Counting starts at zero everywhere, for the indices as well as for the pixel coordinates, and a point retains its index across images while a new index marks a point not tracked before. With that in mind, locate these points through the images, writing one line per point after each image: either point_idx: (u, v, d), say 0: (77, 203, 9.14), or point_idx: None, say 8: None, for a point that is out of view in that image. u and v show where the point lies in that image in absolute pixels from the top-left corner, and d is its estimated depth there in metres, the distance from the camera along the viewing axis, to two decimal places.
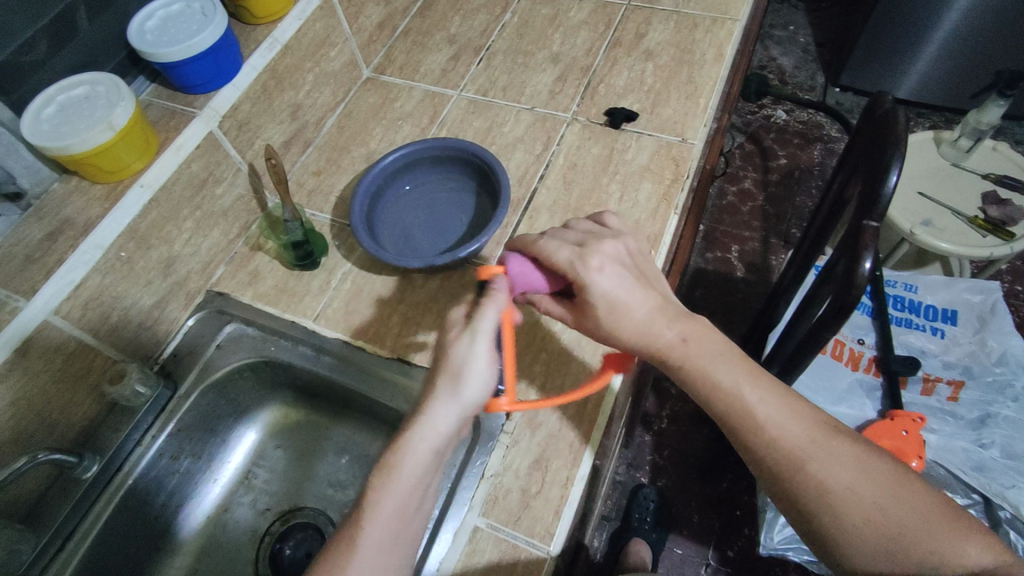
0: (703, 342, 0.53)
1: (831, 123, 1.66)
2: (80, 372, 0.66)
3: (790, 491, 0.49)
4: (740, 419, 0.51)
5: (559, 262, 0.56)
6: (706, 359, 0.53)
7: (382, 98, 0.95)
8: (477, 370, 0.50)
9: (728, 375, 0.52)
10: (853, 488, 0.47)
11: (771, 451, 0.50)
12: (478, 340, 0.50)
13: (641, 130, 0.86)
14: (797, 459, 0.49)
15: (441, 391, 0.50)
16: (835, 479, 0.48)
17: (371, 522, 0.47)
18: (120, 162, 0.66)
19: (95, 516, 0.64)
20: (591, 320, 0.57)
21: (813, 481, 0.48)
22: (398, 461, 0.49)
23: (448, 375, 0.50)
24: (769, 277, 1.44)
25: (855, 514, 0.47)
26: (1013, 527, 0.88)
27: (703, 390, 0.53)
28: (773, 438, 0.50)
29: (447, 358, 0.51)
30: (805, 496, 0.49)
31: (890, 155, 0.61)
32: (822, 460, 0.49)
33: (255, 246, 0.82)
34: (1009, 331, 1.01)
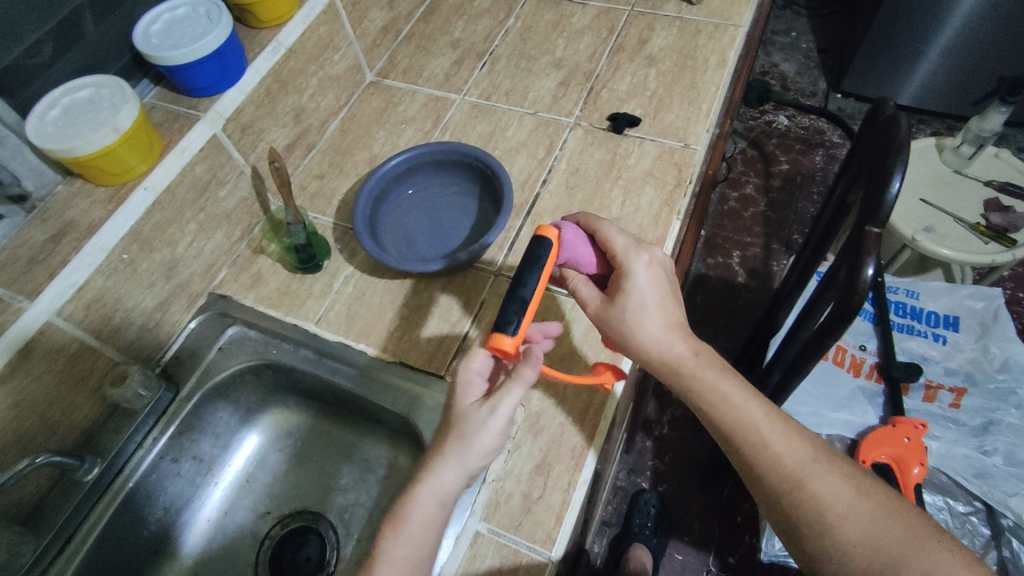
0: (709, 360, 0.55)
1: (833, 129, 1.67)
2: (82, 374, 0.66)
3: (786, 506, 0.51)
4: (742, 436, 0.53)
5: (616, 244, 0.57)
6: (712, 377, 0.54)
7: (385, 101, 0.95)
8: (485, 439, 0.51)
9: (732, 392, 0.54)
10: (847, 503, 0.49)
11: (770, 467, 0.51)
12: (492, 409, 0.51)
13: (643, 136, 0.86)
14: (795, 476, 0.50)
15: (449, 454, 0.51)
16: (830, 495, 0.50)
17: (384, 566, 0.48)
18: (125, 164, 0.66)
19: (95, 519, 0.64)
20: (619, 309, 0.56)
21: (810, 496, 0.50)
22: (409, 510, 0.50)
23: (458, 440, 0.51)
24: (771, 282, 1.44)
25: (847, 527, 0.48)
26: (1016, 535, 0.90)
27: (708, 408, 0.54)
28: (773, 454, 0.51)
29: (462, 420, 0.52)
30: (801, 512, 0.50)
31: (893, 161, 0.61)
32: (818, 476, 0.50)
33: (257, 249, 0.82)
34: (1012, 338, 1.01)
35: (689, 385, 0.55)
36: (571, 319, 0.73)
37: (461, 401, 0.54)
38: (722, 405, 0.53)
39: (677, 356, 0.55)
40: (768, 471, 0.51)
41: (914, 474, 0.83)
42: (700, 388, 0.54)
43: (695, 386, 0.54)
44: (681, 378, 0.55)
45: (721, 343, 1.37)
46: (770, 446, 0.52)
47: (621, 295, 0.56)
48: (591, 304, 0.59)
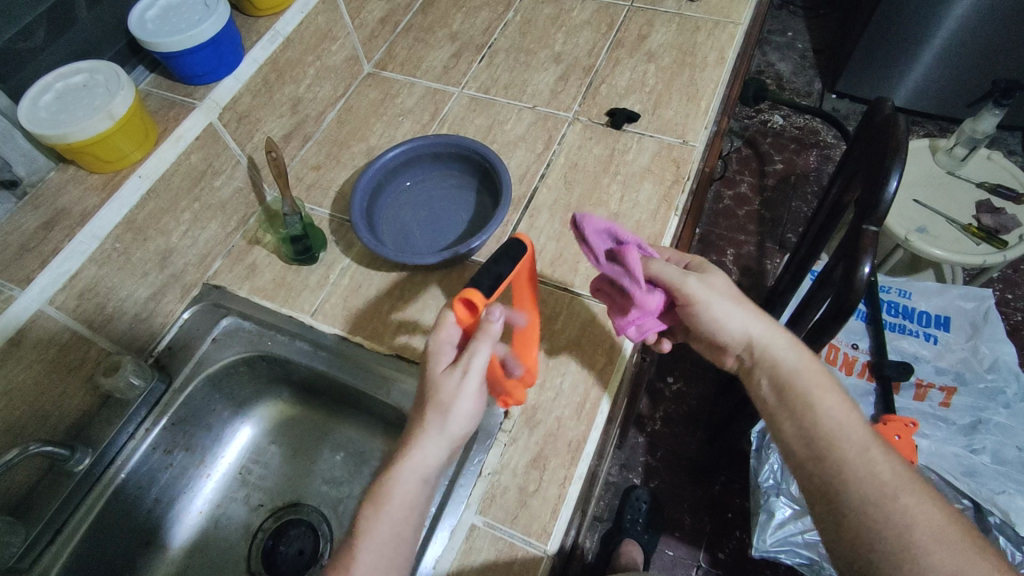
0: (811, 357, 0.57)
1: (828, 128, 1.67)
2: (74, 364, 0.65)
3: (870, 517, 0.48)
4: (840, 437, 0.51)
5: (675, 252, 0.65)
6: (806, 376, 0.55)
7: (382, 93, 0.95)
8: (464, 405, 0.50)
9: (825, 389, 0.54)
10: (943, 530, 0.46)
11: (864, 472, 0.49)
12: (467, 377, 0.50)
13: (642, 132, 0.86)
14: (889, 486, 0.48)
15: (430, 425, 0.50)
16: (924, 517, 0.47)
17: (365, 546, 0.47)
18: (118, 152, 0.65)
19: (85, 511, 0.63)
20: (715, 281, 0.58)
21: (898, 508, 0.47)
22: (391, 486, 0.49)
23: (435, 408, 0.50)
24: (764, 281, 1.45)
25: (938, 550, 0.45)
26: (1002, 532, 0.89)
27: (801, 399, 0.54)
28: (868, 464, 0.50)
29: (435, 390, 0.51)
30: (886, 525, 0.47)
31: (891, 161, 0.62)
32: (912, 495, 0.48)
33: (252, 239, 0.81)
34: (1001, 338, 1.03)
35: (793, 372, 0.56)
36: (569, 314, 0.73)
37: (432, 370, 0.52)
38: (825, 404, 0.53)
39: (777, 340, 0.57)
40: (858, 476, 0.49)
41: None
42: (798, 377, 0.55)
43: (797, 375, 0.55)
44: (783, 369, 0.56)
45: None
46: (867, 453, 0.50)
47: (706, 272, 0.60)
48: (690, 277, 0.58)
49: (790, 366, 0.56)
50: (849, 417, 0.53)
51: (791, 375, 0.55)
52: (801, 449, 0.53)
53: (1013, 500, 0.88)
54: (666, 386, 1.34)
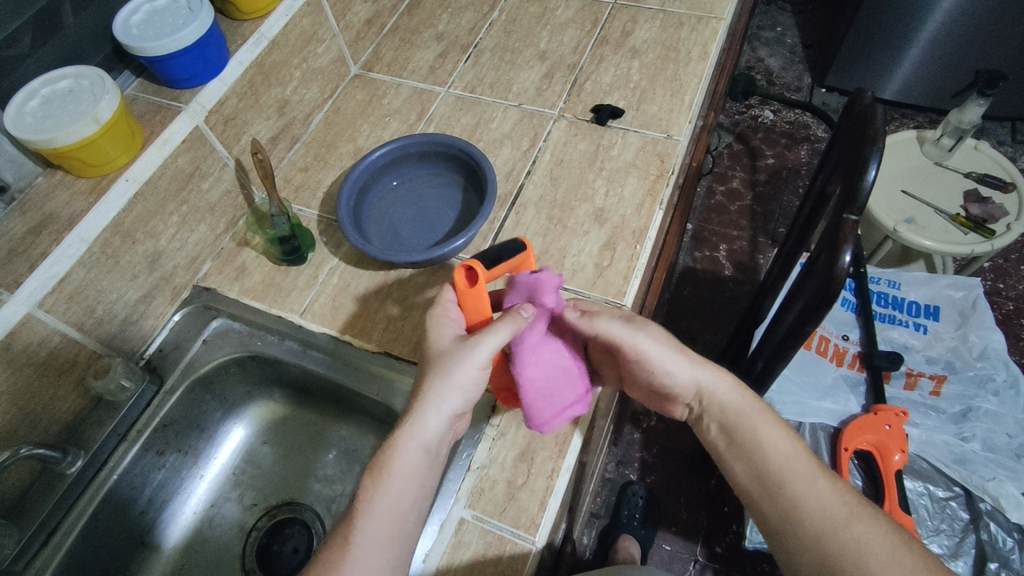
0: (754, 397, 0.59)
1: (818, 123, 1.68)
2: (65, 367, 0.66)
3: (825, 551, 0.51)
4: (784, 474, 0.55)
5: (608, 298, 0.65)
6: (756, 418, 0.58)
7: (369, 94, 0.95)
8: (467, 375, 0.53)
9: (768, 426, 0.57)
10: (892, 551, 0.49)
11: (815, 505, 0.52)
12: (476, 349, 0.53)
13: (626, 127, 0.86)
14: (839, 515, 0.51)
15: (439, 392, 0.53)
16: (873, 543, 0.49)
17: (366, 512, 0.49)
18: (105, 156, 0.66)
19: (78, 512, 0.64)
20: (650, 334, 0.60)
21: (849, 541, 0.50)
22: (390, 458, 0.51)
23: (440, 374, 0.53)
24: (757, 275, 1.46)
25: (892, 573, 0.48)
26: (993, 518, 0.93)
27: (748, 440, 0.57)
28: (817, 496, 0.53)
29: (441, 361, 0.54)
30: (840, 555, 0.50)
31: (869, 150, 0.63)
32: (862, 522, 0.51)
33: (241, 241, 0.82)
34: (989, 327, 1.03)
35: (737, 412, 0.58)
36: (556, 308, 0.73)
37: (438, 343, 0.56)
38: (771, 440, 0.56)
39: (721, 383, 0.60)
40: (809, 512, 0.52)
41: (896, 460, 0.90)
42: (743, 418, 0.58)
43: (740, 414, 0.58)
44: (729, 408, 0.59)
45: (709, 336, 1.39)
46: (810, 484, 0.53)
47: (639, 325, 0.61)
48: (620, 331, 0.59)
49: (734, 407, 0.59)
50: (787, 449, 0.56)
51: (736, 416, 0.58)
52: (755, 488, 0.56)
53: (1003, 487, 0.90)
54: None
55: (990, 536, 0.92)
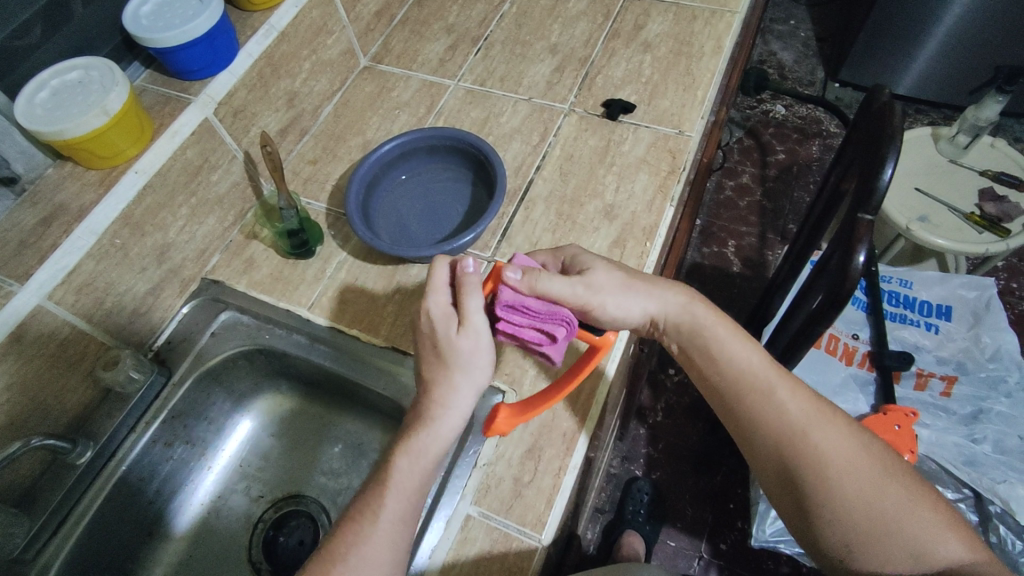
0: (713, 310, 0.59)
1: (830, 118, 1.66)
2: (74, 358, 0.66)
3: (787, 458, 0.53)
4: (748, 385, 0.56)
5: (542, 257, 0.63)
6: (714, 328, 0.58)
7: (378, 86, 0.94)
8: (481, 360, 0.54)
9: (734, 344, 0.58)
10: (850, 457, 0.52)
11: (773, 415, 0.54)
12: (479, 334, 0.53)
13: (638, 122, 0.86)
14: (799, 425, 0.53)
15: (459, 383, 0.53)
16: (836, 450, 0.52)
17: (391, 495, 0.50)
18: (115, 148, 0.66)
19: (87, 504, 0.64)
20: (597, 277, 0.58)
21: (810, 447, 0.52)
22: (424, 442, 0.52)
23: (460, 366, 0.53)
24: (766, 272, 1.44)
25: (849, 482, 0.51)
26: (1002, 521, 0.91)
27: (720, 358, 0.57)
28: (777, 404, 0.54)
29: (453, 351, 0.53)
30: (801, 461, 0.52)
31: (886, 149, 0.61)
32: (821, 429, 0.53)
33: (250, 234, 0.82)
34: (1003, 327, 1.02)
35: (694, 332, 0.59)
36: None
37: (443, 333, 0.53)
38: (730, 352, 0.57)
39: (672, 306, 0.60)
40: (774, 423, 0.54)
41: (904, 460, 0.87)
42: (701, 334, 0.58)
43: (701, 332, 0.59)
44: (685, 325, 0.59)
45: None
46: (774, 397, 0.54)
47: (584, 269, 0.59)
48: (575, 286, 0.56)
49: (696, 323, 0.59)
50: (757, 365, 0.56)
51: (693, 333, 0.59)
52: (718, 394, 0.58)
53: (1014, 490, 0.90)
54: (667, 377, 1.35)
55: (999, 539, 0.91)
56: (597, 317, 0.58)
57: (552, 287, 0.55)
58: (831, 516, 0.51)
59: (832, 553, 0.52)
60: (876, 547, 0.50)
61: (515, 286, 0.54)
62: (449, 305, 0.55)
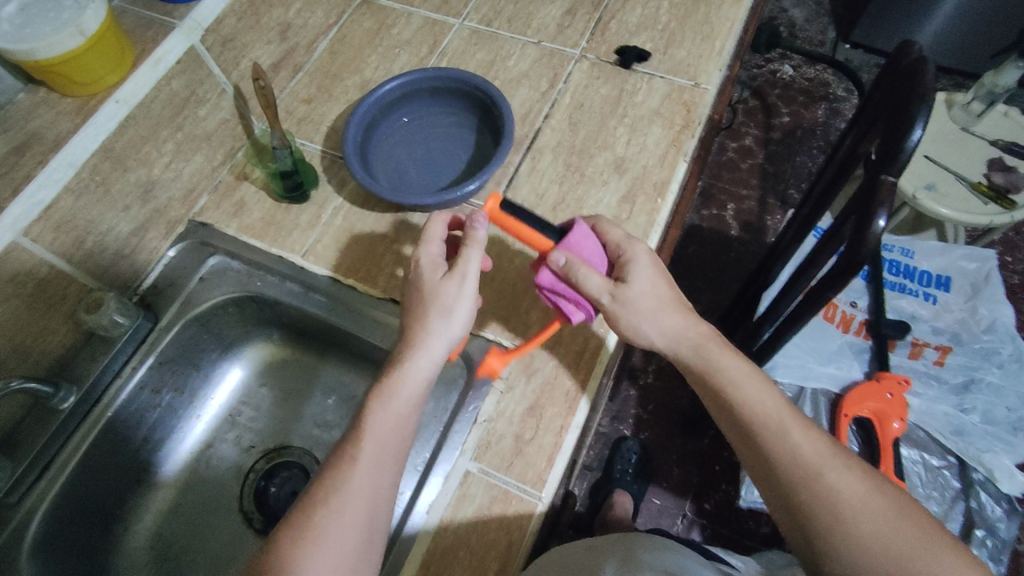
0: (724, 345, 0.58)
1: (840, 81, 1.61)
2: (53, 299, 0.63)
3: (800, 502, 0.51)
4: (759, 423, 0.54)
5: (612, 238, 0.60)
6: (727, 363, 0.56)
7: (379, 24, 0.88)
8: (463, 307, 0.55)
9: (746, 380, 0.56)
10: (865, 499, 0.49)
11: (786, 457, 0.52)
12: (465, 281, 0.55)
13: (652, 72, 0.81)
14: (811, 465, 0.51)
15: (437, 328, 0.54)
16: (848, 490, 0.50)
17: (369, 440, 0.50)
18: (93, 74, 0.62)
19: (71, 450, 0.62)
20: (631, 298, 0.57)
21: (824, 489, 0.50)
22: (399, 389, 0.52)
23: (439, 312, 0.54)
24: (764, 237, 1.43)
25: (866, 525, 0.48)
26: (984, 489, 0.94)
27: (730, 396, 0.55)
28: (789, 444, 0.52)
29: (434, 296, 0.55)
30: (816, 504, 0.50)
31: (916, 107, 0.58)
32: (834, 469, 0.51)
33: (241, 175, 0.75)
34: (1001, 300, 1.02)
35: (708, 366, 0.57)
36: None
37: (429, 280, 0.56)
38: (742, 389, 0.55)
39: (688, 340, 0.58)
40: (785, 462, 0.52)
41: (894, 427, 0.90)
42: (713, 370, 0.57)
43: (713, 369, 0.57)
44: (694, 362, 0.58)
45: (712, 296, 1.37)
46: (785, 435, 0.53)
47: (628, 278, 0.58)
48: (603, 295, 0.57)
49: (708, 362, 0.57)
50: (770, 402, 0.55)
51: (705, 367, 0.57)
52: (732, 436, 0.56)
53: (999, 458, 0.92)
54: None
55: (979, 504, 0.94)
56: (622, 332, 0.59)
57: (589, 289, 0.57)
58: (849, 561, 0.48)
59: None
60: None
61: (553, 274, 0.59)
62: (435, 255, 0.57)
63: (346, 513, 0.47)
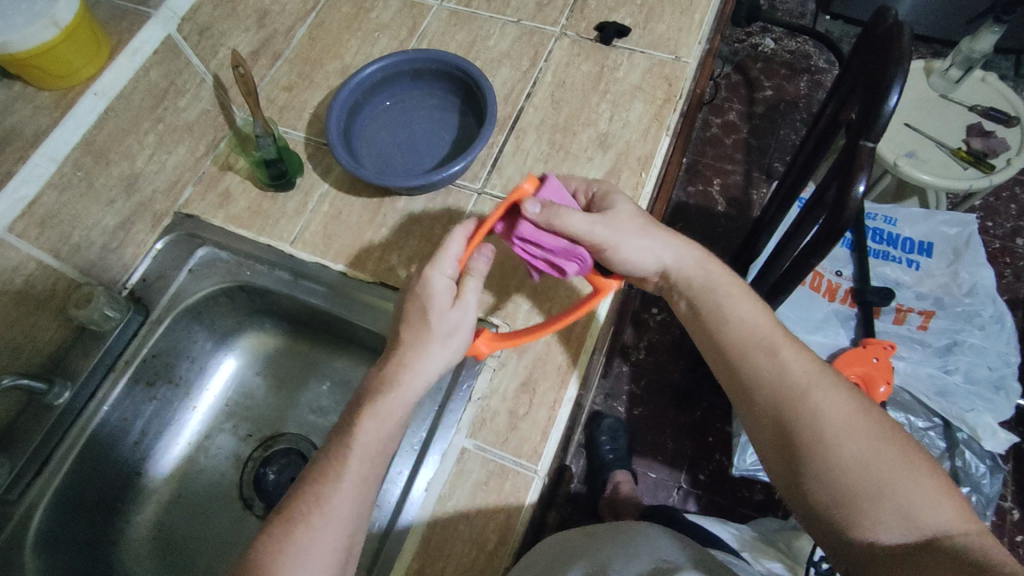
0: (720, 269, 0.60)
1: (820, 52, 1.62)
2: (42, 297, 0.62)
3: (785, 418, 0.52)
4: (750, 343, 0.55)
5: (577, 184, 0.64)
6: (720, 285, 0.59)
7: (356, 6, 0.87)
8: (461, 338, 0.54)
9: (738, 303, 0.57)
10: (849, 421, 0.50)
11: (774, 375, 0.53)
12: (467, 314, 0.54)
13: (632, 47, 0.81)
14: (799, 384, 0.52)
15: (434, 355, 0.53)
16: (833, 413, 0.50)
17: (357, 455, 0.49)
18: (70, 65, 0.61)
19: (69, 444, 0.63)
20: (620, 220, 0.58)
21: (809, 408, 0.51)
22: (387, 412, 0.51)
23: (437, 340, 0.53)
24: (749, 211, 1.44)
25: (847, 443, 0.49)
26: (968, 447, 0.97)
27: (721, 318, 0.57)
28: (778, 362, 0.54)
29: (439, 322, 0.53)
30: (801, 421, 0.51)
31: (894, 72, 0.59)
32: (821, 389, 0.52)
33: (224, 165, 0.77)
34: (981, 263, 1.03)
35: (704, 287, 0.59)
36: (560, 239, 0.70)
37: (436, 303, 0.53)
38: (734, 309, 0.57)
39: (689, 261, 0.60)
40: (772, 379, 0.53)
41: (880, 391, 0.92)
42: (709, 291, 0.59)
43: (708, 289, 0.59)
44: (694, 282, 0.59)
45: None
46: (777, 356, 0.54)
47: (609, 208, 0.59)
48: (596, 224, 0.57)
49: (701, 282, 0.59)
50: (762, 323, 0.56)
51: (702, 290, 0.59)
52: (718, 358, 0.57)
53: (981, 417, 0.95)
54: (651, 316, 1.35)
55: (963, 463, 0.96)
56: (609, 258, 0.59)
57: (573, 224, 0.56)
58: (829, 479, 0.49)
59: (830, 516, 0.49)
60: (869, 513, 0.48)
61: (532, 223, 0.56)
62: (451, 277, 0.55)
63: (329, 529, 0.46)
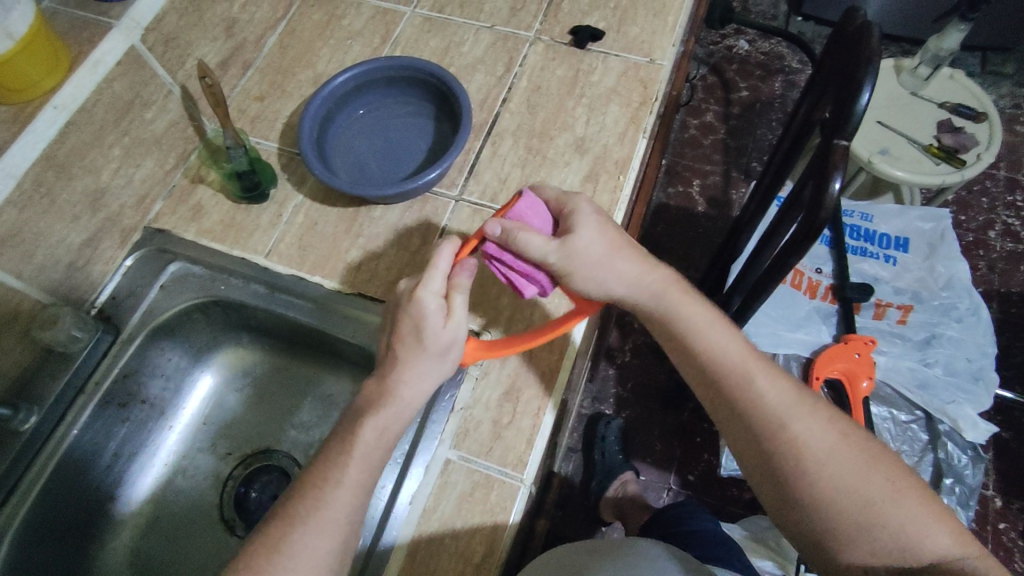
0: (687, 291, 0.58)
1: (793, 53, 1.64)
2: (5, 318, 0.60)
3: (768, 450, 0.52)
4: (728, 373, 0.55)
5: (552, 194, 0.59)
6: (691, 310, 0.57)
7: (328, 14, 0.86)
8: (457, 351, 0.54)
9: (712, 330, 0.56)
10: (829, 451, 0.51)
11: (754, 407, 0.53)
12: (463, 328, 0.53)
13: (607, 51, 0.81)
14: (778, 415, 0.52)
15: (427, 368, 0.53)
16: (815, 442, 0.51)
17: (336, 468, 0.48)
18: (26, 79, 0.61)
19: (38, 469, 0.61)
20: (580, 245, 0.55)
21: (790, 438, 0.52)
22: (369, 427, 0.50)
23: (430, 353, 0.53)
24: (729, 211, 1.45)
25: (830, 471, 0.50)
26: (950, 438, 0.98)
27: (697, 347, 0.56)
28: (756, 391, 0.54)
29: (433, 337, 0.52)
30: (785, 454, 0.52)
31: (864, 71, 0.59)
32: (800, 418, 0.52)
33: (195, 178, 0.75)
34: (956, 257, 1.05)
35: (676, 310, 0.57)
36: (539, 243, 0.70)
37: (428, 322, 0.52)
38: (710, 335, 0.56)
39: (658, 287, 0.58)
40: (753, 410, 0.53)
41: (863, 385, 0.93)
42: (679, 319, 0.57)
43: (681, 315, 0.57)
44: (658, 310, 0.58)
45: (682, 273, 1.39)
46: (754, 386, 0.54)
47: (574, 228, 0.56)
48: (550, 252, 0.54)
49: (671, 305, 0.57)
50: (735, 348, 0.56)
51: (675, 314, 0.57)
52: (697, 385, 0.57)
53: (962, 408, 0.96)
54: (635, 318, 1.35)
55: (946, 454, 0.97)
56: (571, 286, 0.56)
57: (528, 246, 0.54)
58: (817, 510, 0.50)
59: (822, 544, 0.50)
60: (855, 541, 0.49)
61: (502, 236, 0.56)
62: (441, 296, 0.53)
63: (312, 546, 0.45)
